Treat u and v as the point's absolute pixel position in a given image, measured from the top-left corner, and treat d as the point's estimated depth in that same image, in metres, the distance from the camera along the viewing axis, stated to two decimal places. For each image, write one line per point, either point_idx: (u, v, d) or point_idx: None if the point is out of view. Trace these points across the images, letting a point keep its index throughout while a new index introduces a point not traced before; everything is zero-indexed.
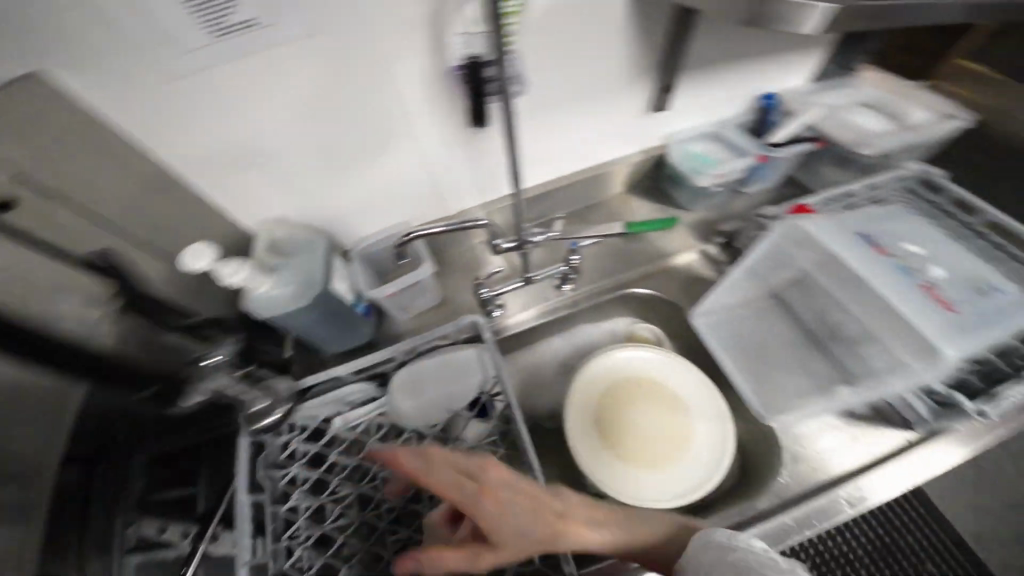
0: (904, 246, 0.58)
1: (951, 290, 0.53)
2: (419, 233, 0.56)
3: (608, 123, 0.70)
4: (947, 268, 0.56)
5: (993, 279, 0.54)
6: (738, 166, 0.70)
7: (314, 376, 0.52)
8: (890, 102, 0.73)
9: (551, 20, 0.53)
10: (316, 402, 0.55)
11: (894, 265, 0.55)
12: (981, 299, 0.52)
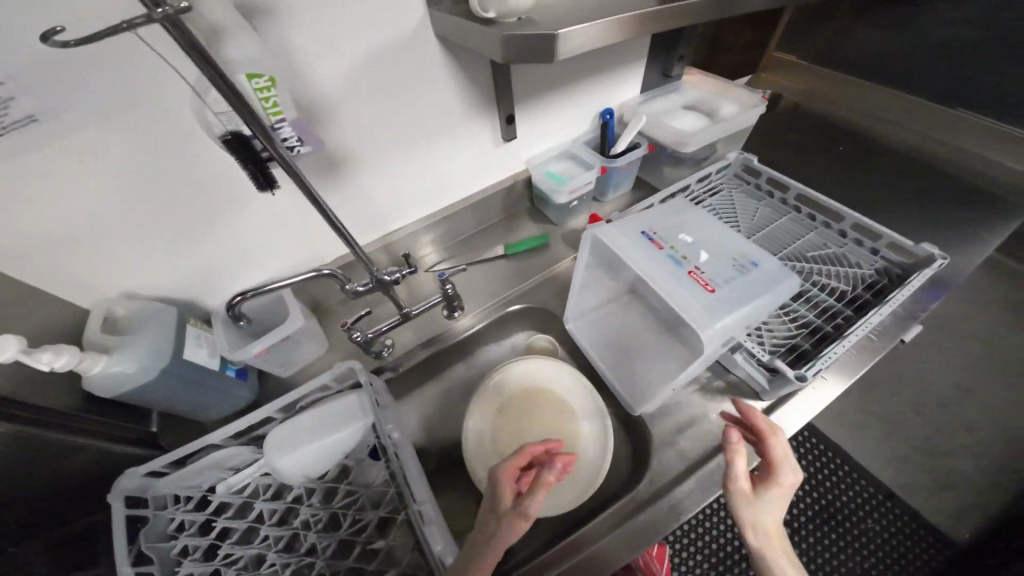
0: (677, 234, 0.58)
1: (714, 271, 0.52)
2: (254, 292, 0.52)
3: (467, 156, 0.74)
4: (715, 249, 0.55)
5: (753, 253, 0.55)
6: (587, 180, 0.77)
7: (184, 448, 0.58)
8: (705, 101, 0.84)
9: (364, 80, 0.55)
10: (195, 474, 0.60)
11: (663, 257, 0.54)
12: (740, 277, 0.51)
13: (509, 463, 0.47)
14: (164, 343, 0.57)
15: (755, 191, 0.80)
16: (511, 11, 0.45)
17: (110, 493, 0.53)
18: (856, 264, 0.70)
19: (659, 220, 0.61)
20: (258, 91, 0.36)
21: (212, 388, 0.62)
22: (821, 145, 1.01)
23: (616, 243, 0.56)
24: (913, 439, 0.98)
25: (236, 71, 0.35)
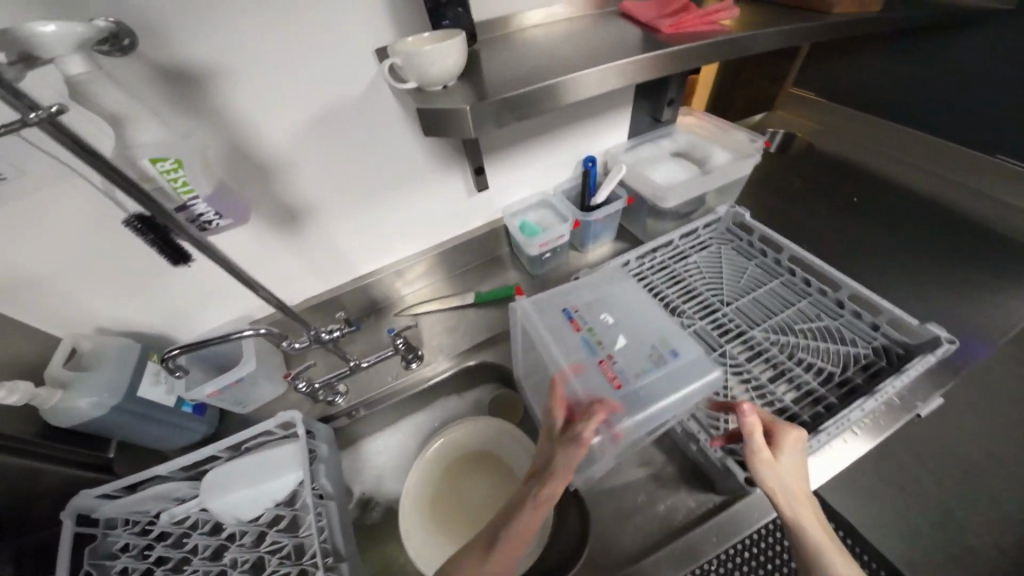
0: (602, 314, 0.55)
1: (627, 362, 0.49)
2: (190, 349, 0.54)
3: (437, 205, 0.72)
4: (637, 335, 0.52)
5: (677, 341, 0.51)
6: (560, 233, 0.72)
7: (137, 473, 0.61)
8: (696, 149, 0.78)
9: (317, 135, 0.55)
10: (146, 498, 0.63)
11: (577, 341, 0.52)
12: (652, 371, 0.48)
13: (556, 408, 0.47)
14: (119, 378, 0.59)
15: (746, 248, 0.75)
16: (436, 79, 0.40)
17: (62, 512, 0.56)
18: (851, 339, 0.62)
19: (591, 294, 0.58)
20: (164, 173, 0.36)
21: (166, 423, 0.64)
22: (835, 193, 0.91)
23: (532, 321, 0.55)
24: None
25: (141, 157, 0.35)
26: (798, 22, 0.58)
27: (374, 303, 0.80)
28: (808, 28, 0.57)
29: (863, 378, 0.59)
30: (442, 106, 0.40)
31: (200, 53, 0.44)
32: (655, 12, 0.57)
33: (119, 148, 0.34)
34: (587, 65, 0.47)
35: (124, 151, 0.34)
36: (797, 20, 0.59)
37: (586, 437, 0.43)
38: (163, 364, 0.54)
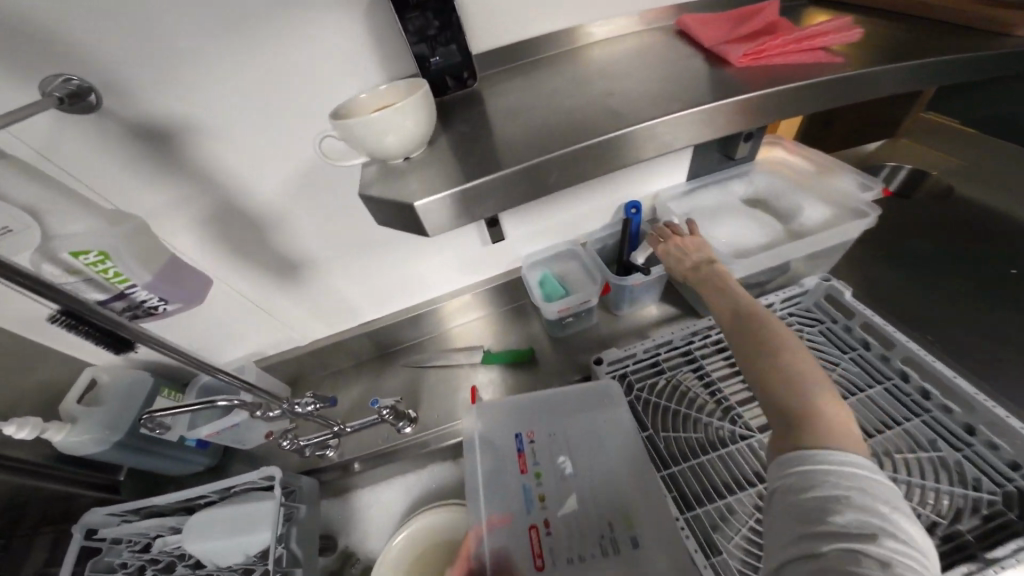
0: (560, 460, 0.51)
1: (562, 539, 0.46)
2: (162, 414, 0.50)
3: (448, 255, 0.64)
4: (591, 507, 0.48)
5: (640, 526, 0.46)
6: (586, 298, 0.60)
7: (139, 498, 0.63)
8: (778, 199, 0.61)
9: (309, 187, 0.50)
10: (146, 521, 0.64)
11: (519, 489, 0.50)
12: (591, 563, 0.45)
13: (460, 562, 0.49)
14: (129, 415, 0.61)
15: (838, 335, 0.58)
16: (395, 150, 0.30)
17: (74, 524, 0.60)
18: (975, 484, 0.45)
19: (558, 429, 0.53)
20: (90, 266, 0.32)
21: (165, 456, 0.64)
22: (981, 258, 0.67)
23: (475, 454, 0.53)
24: None
25: (62, 251, 0.31)
26: (955, 52, 0.40)
27: (380, 349, 0.74)
28: (963, 57, 0.40)
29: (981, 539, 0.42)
30: (406, 187, 0.31)
31: (174, 107, 0.40)
32: (723, 37, 0.42)
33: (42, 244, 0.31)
34: (617, 119, 0.35)
35: (46, 245, 0.31)
36: (944, 44, 0.41)
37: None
38: (142, 421, 0.51)
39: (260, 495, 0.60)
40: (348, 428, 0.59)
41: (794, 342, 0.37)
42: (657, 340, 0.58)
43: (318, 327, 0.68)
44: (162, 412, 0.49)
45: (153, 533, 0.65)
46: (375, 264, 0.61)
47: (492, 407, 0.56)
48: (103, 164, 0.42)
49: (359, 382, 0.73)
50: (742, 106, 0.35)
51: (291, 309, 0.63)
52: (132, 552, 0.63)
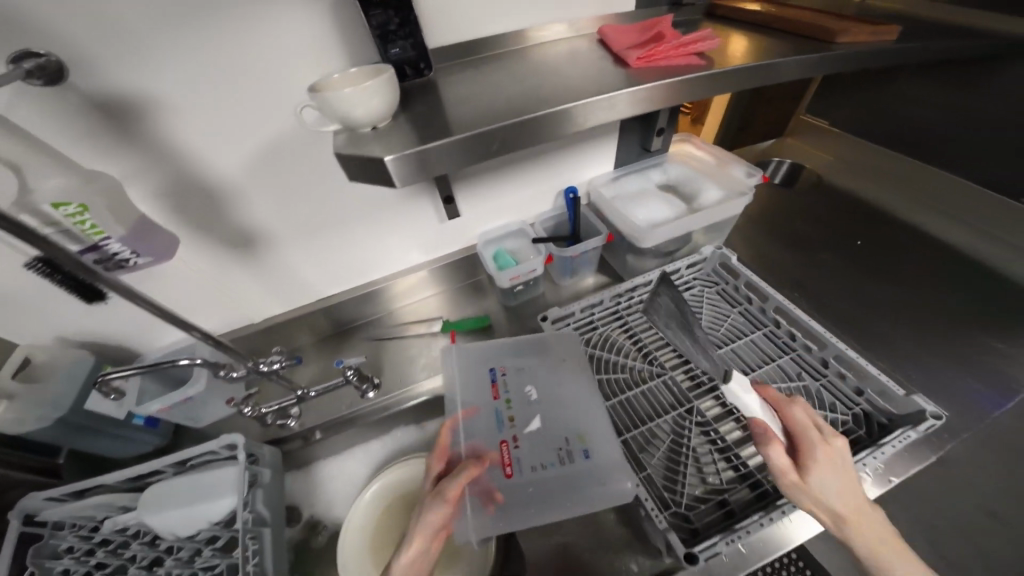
0: (527, 389, 0.59)
1: (529, 451, 0.53)
2: (116, 376, 0.52)
3: (404, 229, 0.69)
4: (550, 423, 0.56)
5: (592, 442, 0.53)
6: (532, 267, 0.68)
7: (84, 481, 0.62)
8: (687, 181, 0.74)
9: (267, 164, 0.52)
10: (91, 505, 0.63)
11: (491, 414, 0.57)
12: (552, 469, 0.52)
13: (437, 457, 0.52)
14: (72, 392, 0.60)
15: (731, 293, 0.69)
16: (362, 120, 0.36)
17: (9, 512, 0.57)
18: (833, 407, 0.57)
19: (527, 366, 0.62)
20: (69, 218, 0.34)
21: (114, 434, 0.65)
22: (842, 234, 0.85)
23: (453, 386, 0.59)
24: None
25: (41, 203, 0.33)
26: (800, 53, 0.52)
27: (343, 324, 0.78)
28: (800, 61, 0.51)
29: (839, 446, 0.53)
30: (370, 149, 0.37)
31: (133, 84, 0.42)
32: (627, 43, 0.52)
33: (18, 195, 0.32)
34: (546, 103, 0.43)
35: (26, 196, 0.32)
36: (785, 48, 0.54)
37: (448, 494, 0.46)
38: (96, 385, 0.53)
39: (218, 464, 0.61)
40: (312, 391, 0.63)
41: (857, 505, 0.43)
42: (592, 301, 0.68)
43: (278, 303, 0.70)
44: (114, 374, 0.52)
45: (100, 516, 0.64)
46: (336, 238, 0.65)
47: (471, 349, 0.63)
48: (73, 113, 0.42)
49: (318, 354, 0.76)
50: (643, 101, 0.45)
51: (251, 283, 0.65)
52: (81, 536, 0.62)
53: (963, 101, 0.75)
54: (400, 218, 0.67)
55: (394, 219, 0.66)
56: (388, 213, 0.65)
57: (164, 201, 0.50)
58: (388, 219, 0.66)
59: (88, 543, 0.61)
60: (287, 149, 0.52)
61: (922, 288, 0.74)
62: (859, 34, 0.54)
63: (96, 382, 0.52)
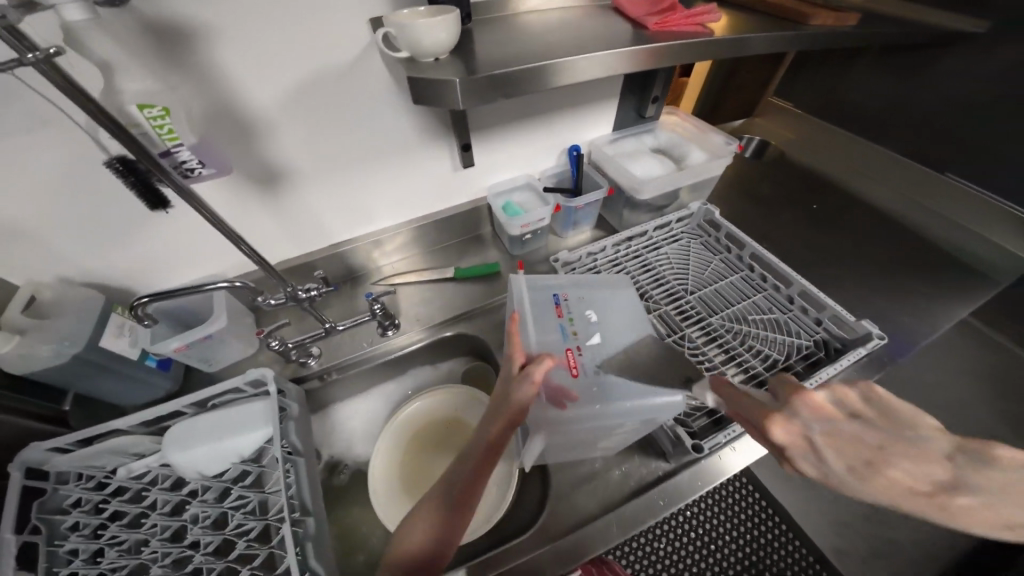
0: (588, 314, 0.58)
1: (592, 358, 0.53)
2: (157, 299, 0.53)
3: (421, 176, 0.73)
4: (609, 340, 0.56)
5: (647, 357, 0.55)
6: (541, 215, 0.74)
7: (92, 428, 0.59)
8: (676, 146, 0.83)
9: (303, 100, 0.55)
10: (99, 455, 0.60)
11: (556, 326, 0.56)
12: (613, 373, 0.52)
13: (517, 353, 0.52)
14: (82, 333, 0.58)
15: (713, 244, 0.79)
16: (429, 49, 0.42)
17: (10, 464, 0.54)
18: (796, 334, 0.67)
19: (587, 294, 0.60)
20: (150, 120, 0.43)
21: (126, 378, 0.63)
22: (797, 199, 0.99)
23: (522, 293, 0.58)
24: None
25: (125, 100, 0.37)
26: (784, 30, 0.61)
27: (353, 271, 0.81)
28: (783, 35, 0.60)
29: (803, 366, 0.64)
30: (433, 76, 0.42)
31: (189, 6, 0.43)
32: (643, 10, 0.59)
33: (105, 92, 0.36)
34: (578, 51, 0.50)
35: (114, 95, 0.36)
36: (773, 25, 0.63)
37: (537, 378, 0.48)
38: (132, 313, 0.54)
39: (243, 401, 0.63)
40: (339, 326, 0.67)
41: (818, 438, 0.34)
42: (594, 249, 0.76)
43: (294, 245, 0.71)
44: (153, 297, 0.53)
45: (109, 468, 0.62)
46: (356, 181, 0.68)
47: (541, 282, 0.60)
48: (129, 21, 0.42)
49: (334, 301, 0.79)
50: (659, 55, 0.53)
51: (270, 223, 0.66)
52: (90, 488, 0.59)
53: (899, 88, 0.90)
54: (421, 165, 0.71)
55: (416, 165, 0.71)
56: (408, 158, 0.69)
57: (209, 121, 0.51)
58: (408, 166, 0.70)
59: (100, 492, 0.59)
60: (334, 82, 0.55)
61: (864, 244, 0.89)
62: (828, 18, 0.64)
63: (128, 306, 0.52)
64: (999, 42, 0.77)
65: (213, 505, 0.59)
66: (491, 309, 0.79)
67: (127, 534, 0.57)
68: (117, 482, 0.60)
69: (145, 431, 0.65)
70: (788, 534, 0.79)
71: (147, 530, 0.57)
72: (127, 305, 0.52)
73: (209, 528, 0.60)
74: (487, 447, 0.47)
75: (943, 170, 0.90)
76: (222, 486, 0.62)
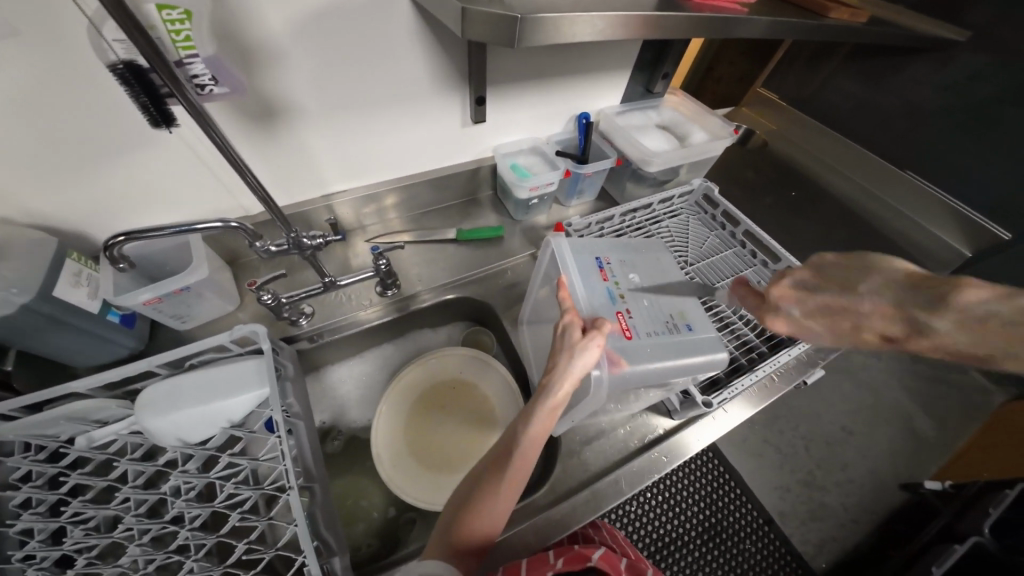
0: (631, 276, 0.59)
1: (642, 321, 0.53)
2: (137, 237, 0.46)
3: (434, 126, 0.69)
4: (648, 300, 0.56)
5: (690, 316, 0.57)
6: (549, 179, 0.73)
7: (47, 391, 0.46)
8: (678, 124, 0.85)
9: (321, 32, 0.50)
10: (53, 422, 0.48)
11: (603, 289, 0.55)
12: (663, 336, 0.53)
13: (572, 315, 0.49)
14: (39, 278, 0.48)
15: (709, 220, 0.83)
16: None
17: None
18: None
19: (625, 258, 0.61)
20: (168, 23, 0.38)
21: (90, 334, 0.53)
22: (775, 185, 1.06)
23: (566, 256, 0.57)
24: (806, 457, 0.92)
25: (147, 3, 0.36)
26: (809, 17, 0.63)
27: (346, 227, 0.76)
28: (812, 24, 0.62)
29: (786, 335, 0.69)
30: (472, 5, 0.42)
31: None
32: None
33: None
34: (635, 7, 0.48)
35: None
36: (795, 11, 0.65)
37: (599, 340, 0.45)
38: (104, 247, 0.47)
39: (229, 362, 0.55)
40: (340, 281, 0.64)
41: (847, 309, 0.33)
42: (601, 217, 0.77)
43: (286, 191, 0.65)
44: (132, 236, 0.46)
45: (62, 438, 0.50)
46: (367, 128, 0.63)
47: (579, 244, 0.59)
48: None
49: (327, 260, 0.74)
50: (704, 25, 0.53)
51: (265, 164, 0.60)
52: (41, 460, 0.47)
53: (876, 89, 0.98)
54: (435, 114, 0.67)
55: (430, 114, 0.67)
56: (423, 105, 0.65)
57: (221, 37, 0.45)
58: (423, 116, 0.66)
59: (56, 466, 0.47)
60: (368, 12, 0.50)
61: (831, 230, 0.97)
62: (844, 13, 0.67)
63: (104, 240, 0.45)
64: (961, 55, 0.85)
65: (201, 477, 0.51)
66: (494, 274, 0.77)
67: (100, 511, 0.47)
68: (79, 453, 0.48)
69: (108, 395, 0.53)
70: (740, 496, 0.86)
71: (124, 508, 0.47)
72: (103, 240, 0.45)
73: (194, 501, 0.53)
74: (543, 414, 0.44)
75: (905, 169, 0.99)
76: (207, 455, 0.55)
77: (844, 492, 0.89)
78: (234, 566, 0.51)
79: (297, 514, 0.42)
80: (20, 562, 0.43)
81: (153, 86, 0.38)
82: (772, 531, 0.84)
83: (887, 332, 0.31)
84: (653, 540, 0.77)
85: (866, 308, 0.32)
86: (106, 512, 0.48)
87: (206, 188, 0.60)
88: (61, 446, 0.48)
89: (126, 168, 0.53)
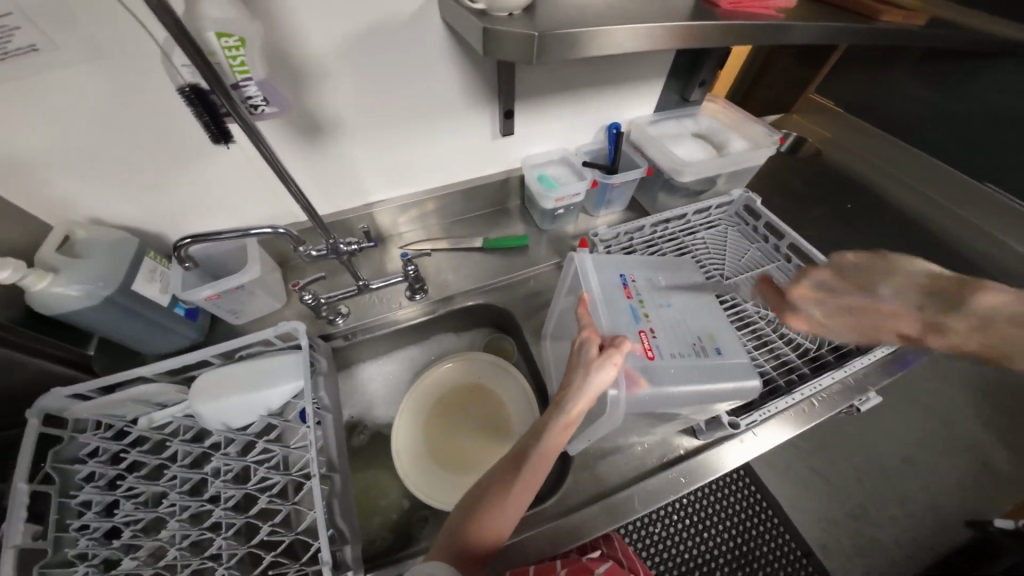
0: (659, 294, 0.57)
1: (666, 342, 0.52)
2: (201, 238, 0.52)
3: (465, 138, 0.72)
4: (675, 321, 0.55)
5: (721, 341, 0.54)
6: (576, 190, 0.73)
7: (116, 376, 0.53)
8: (717, 132, 0.82)
9: (362, 54, 0.54)
10: (119, 405, 0.55)
11: (627, 307, 0.54)
12: (689, 359, 0.51)
13: (590, 332, 0.49)
14: (118, 273, 0.55)
15: (750, 232, 0.79)
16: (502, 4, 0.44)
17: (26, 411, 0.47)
18: None
19: (652, 275, 0.60)
20: (226, 51, 0.43)
21: (163, 327, 0.62)
22: (829, 197, 0.98)
23: (589, 272, 0.57)
24: (855, 493, 0.83)
25: (210, 31, 0.41)
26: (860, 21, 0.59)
27: (382, 233, 0.81)
28: (863, 29, 0.58)
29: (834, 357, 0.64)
30: (496, 26, 0.43)
31: None
32: None
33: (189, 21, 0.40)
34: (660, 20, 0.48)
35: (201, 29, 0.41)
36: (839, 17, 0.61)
37: (617, 357, 0.45)
38: (176, 248, 0.54)
39: (272, 355, 0.60)
40: (372, 284, 0.68)
41: (889, 307, 0.40)
42: (631, 228, 0.75)
43: (328, 200, 0.70)
44: (197, 240, 0.52)
45: (129, 417, 0.56)
46: (402, 142, 0.67)
47: (605, 260, 0.59)
48: None
49: (364, 264, 0.79)
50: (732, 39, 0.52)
51: (310, 175, 0.65)
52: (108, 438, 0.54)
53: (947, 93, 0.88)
54: (466, 129, 0.70)
55: (461, 129, 0.70)
56: (453, 121, 0.68)
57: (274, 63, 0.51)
58: (455, 130, 0.69)
59: (117, 445, 0.53)
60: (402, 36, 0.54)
61: (892, 244, 0.88)
62: (897, 15, 0.61)
63: (174, 242, 0.51)
64: None
65: (239, 460, 0.56)
66: (518, 281, 0.78)
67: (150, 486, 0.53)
68: (139, 432, 0.55)
69: (170, 380, 0.60)
70: (779, 526, 0.79)
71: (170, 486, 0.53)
72: (173, 241, 0.52)
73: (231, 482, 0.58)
74: (555, 428, 0.44)
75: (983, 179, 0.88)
76: (245, 441, 0.60)
77: (906, 535, 0.79)
78: (259, 547, 0.55)
79: (317, 502, 0.44)
80: (78, 529, 0.49)
81: (213, 105, 0.44)
82: (811, 564, 0.76)
83: (903, 330, 0.39)
84: (678, 566, 0.73)
85: (871, 289, 0.42)
86: (155, 489, 0.54)
87: (259, 197, 0.67)
88: (125, 426, 0.55)
89: (193, 180, 0.61)
